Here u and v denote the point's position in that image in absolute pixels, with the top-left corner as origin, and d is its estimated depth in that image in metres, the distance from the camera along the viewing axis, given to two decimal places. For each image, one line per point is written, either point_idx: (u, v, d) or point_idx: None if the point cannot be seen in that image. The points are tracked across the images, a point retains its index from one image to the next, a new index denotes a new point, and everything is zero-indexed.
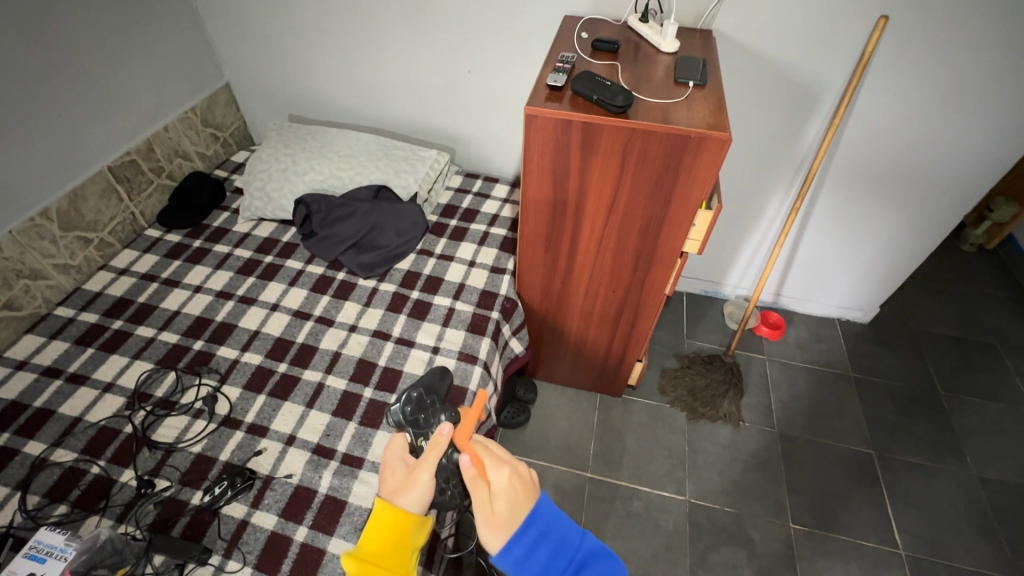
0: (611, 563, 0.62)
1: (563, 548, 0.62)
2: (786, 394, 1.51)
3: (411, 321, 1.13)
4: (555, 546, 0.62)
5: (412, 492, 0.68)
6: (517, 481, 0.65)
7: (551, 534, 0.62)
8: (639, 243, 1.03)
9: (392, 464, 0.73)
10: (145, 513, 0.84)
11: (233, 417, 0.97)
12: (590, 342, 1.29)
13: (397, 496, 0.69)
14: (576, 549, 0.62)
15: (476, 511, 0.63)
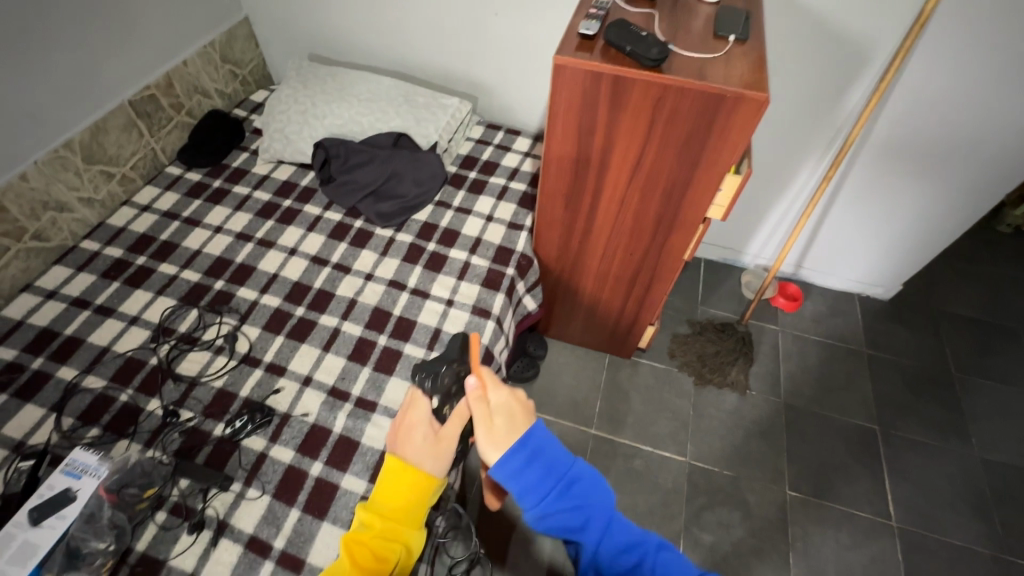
0: (599, 486, 0.64)
1: (554, 468, 0.63)
2: (795, 366, 1.50)
3: (427, 273, 1.14)
4: (546, 467, 0.62)
5: (440, 458, 0.74)
6: (513, 405, 0.68)
7: (544, 454, 0.63)
8: (661, 207, 1.00)
9: (416, 426, 0.75)
10: (170, 440, 0.89)
11: (252, 356, 1.00)
12: (603, 303, 1.29)
13: (424, 461, 0.73)
14: (566, 471, 0.63)
15: (476, 423, 0.66)
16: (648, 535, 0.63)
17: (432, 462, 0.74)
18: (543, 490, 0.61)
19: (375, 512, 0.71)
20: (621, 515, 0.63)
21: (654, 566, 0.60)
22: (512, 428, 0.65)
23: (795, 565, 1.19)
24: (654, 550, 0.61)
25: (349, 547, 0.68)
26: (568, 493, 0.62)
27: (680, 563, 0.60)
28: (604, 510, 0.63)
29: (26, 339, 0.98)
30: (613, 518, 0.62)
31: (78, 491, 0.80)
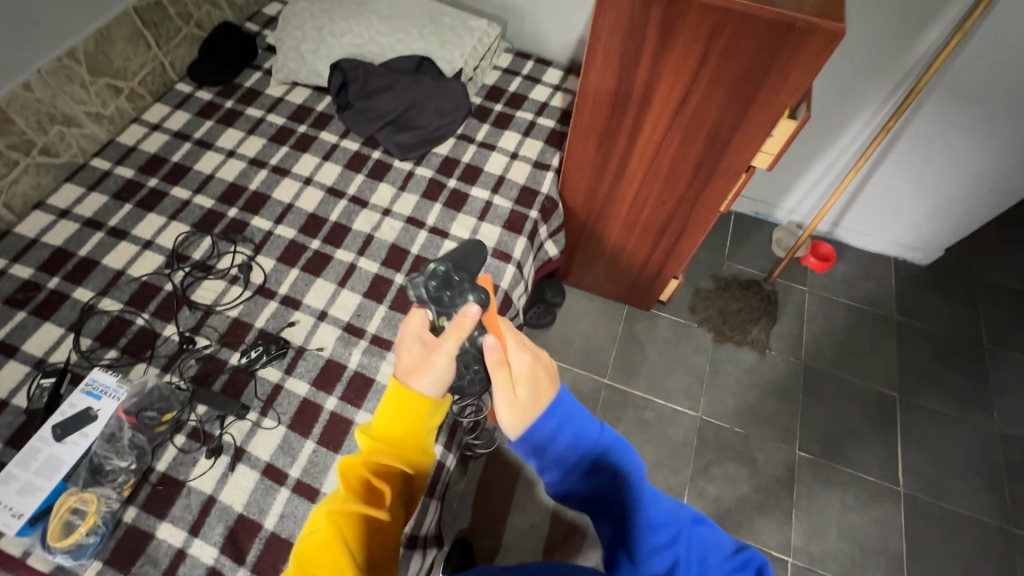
0: (630, 458, 0.62)
1: (584, 438, 0.60)
2: (820, 328, 1.46)
3: (447, 211, 1.09)
4: (575, 438, 0.60)
5: (426, 375, 0.65)
6: (539, 370, 0.61)
7: (572, 425, 0.60)
8: (703, 151, 0.92)
9: (408, 341, 0.70)
10: (187, 366, 0.89)
11: (267, 287, 0.98)
12: (627, 253, 1.24)
13: (412, 379, 0.66)
14: (597, 442, 0.61)
15: (496, 389, 0.59)
16: (682, 510, 0.62)
17: (417, 378, 0.65)
18: (573, 460, 0.60)
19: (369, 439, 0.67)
20: (654, 487, 0.62)
21: (689, 543, 0.59)
22: (538, 397, 0.59)
23: (797, 522, 1.21)
24: (689, 524, 0.60)
25: (345, 474, 0.65)
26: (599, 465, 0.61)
27: (712, 538, 0.60)
28: (636, 483, 0.61)
29: (41, 258, 0.97)
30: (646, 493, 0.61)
31: (98, 411, 0.81)
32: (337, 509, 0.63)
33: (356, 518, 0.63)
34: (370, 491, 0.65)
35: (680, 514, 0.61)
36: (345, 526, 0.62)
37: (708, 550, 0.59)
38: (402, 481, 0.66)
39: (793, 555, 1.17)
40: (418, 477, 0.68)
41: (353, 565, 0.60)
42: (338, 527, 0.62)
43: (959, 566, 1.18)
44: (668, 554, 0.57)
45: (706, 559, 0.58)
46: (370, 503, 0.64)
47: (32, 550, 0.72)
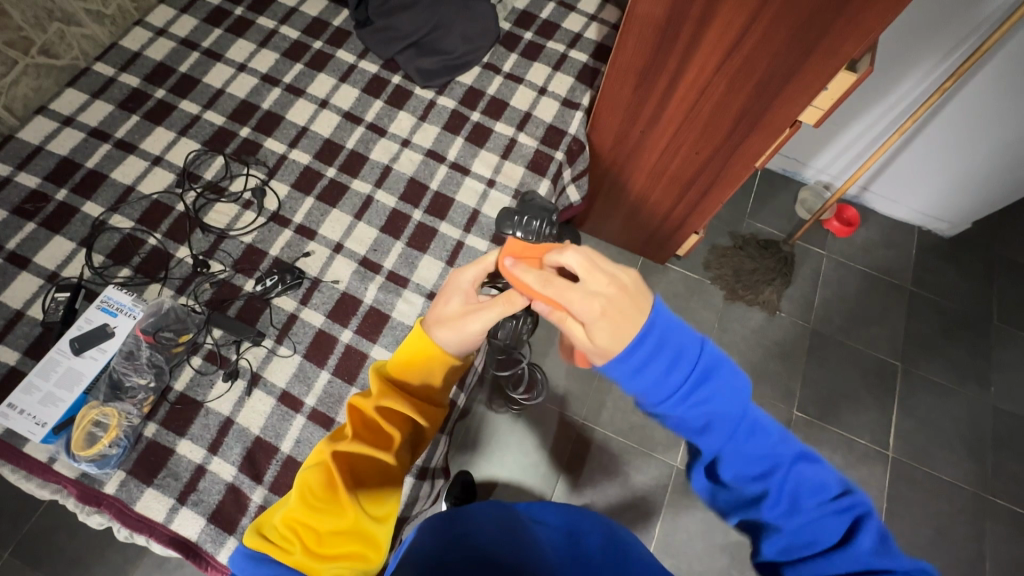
0: (733, 380, 0.54)
1: (683, 356, 0.53)
2: (832, 294, 1.45)
3: (469, 146, 1.04)
4: (672, 356, 0.53)
5: (453, 335, 0.64)
6: (611, 311, 0.52)
7: (668, 343, 0.53)
8: (748, 102, 0.87)
9: (459, 286, 0.65)
10: (202, 290, 0.88)
11: (281, 215, 0.95)
12: (650, 204, 1.20)
13: (438, 331, 0.65)
14: (699, 362, 0.53)
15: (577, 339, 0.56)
16: (784, 442, 0.54)
17: (445, 340, 0.64)
18: (670, 385, 0.53)
19: (379, 382, 0.68)
20: (755, 414, 0.54)
21: (786, 477, 0.53)
22: (612, 342, 0.52)
23: None
24: (789, 461, 0.53)
25: (351, 412, 0.67)
26: (698, 388, 0.53)
27: (814, 474, 0.53)
28: (736, 411, 0.53)
29: (47, 168, 0.93)
30: (746, 416, 0.54)
31: (116, 328, 0.81)
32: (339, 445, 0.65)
33: (359, 457, 0.65)
34: (375, 433, 0.67)
35: (781, 449, 0.54)
36: (347, 462, 0.64)
37: (805, 487, 0.52)
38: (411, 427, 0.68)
39: None
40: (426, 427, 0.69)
41: (353, 499, 0.62)
42: (340, 461, 0.64)
43: (932, 526, 1.24)
44: (755, 485, 0.53)
45: (800, 498, 0.52)
46: (373, 443, 0.65)
47: (57, 456, 0.75)
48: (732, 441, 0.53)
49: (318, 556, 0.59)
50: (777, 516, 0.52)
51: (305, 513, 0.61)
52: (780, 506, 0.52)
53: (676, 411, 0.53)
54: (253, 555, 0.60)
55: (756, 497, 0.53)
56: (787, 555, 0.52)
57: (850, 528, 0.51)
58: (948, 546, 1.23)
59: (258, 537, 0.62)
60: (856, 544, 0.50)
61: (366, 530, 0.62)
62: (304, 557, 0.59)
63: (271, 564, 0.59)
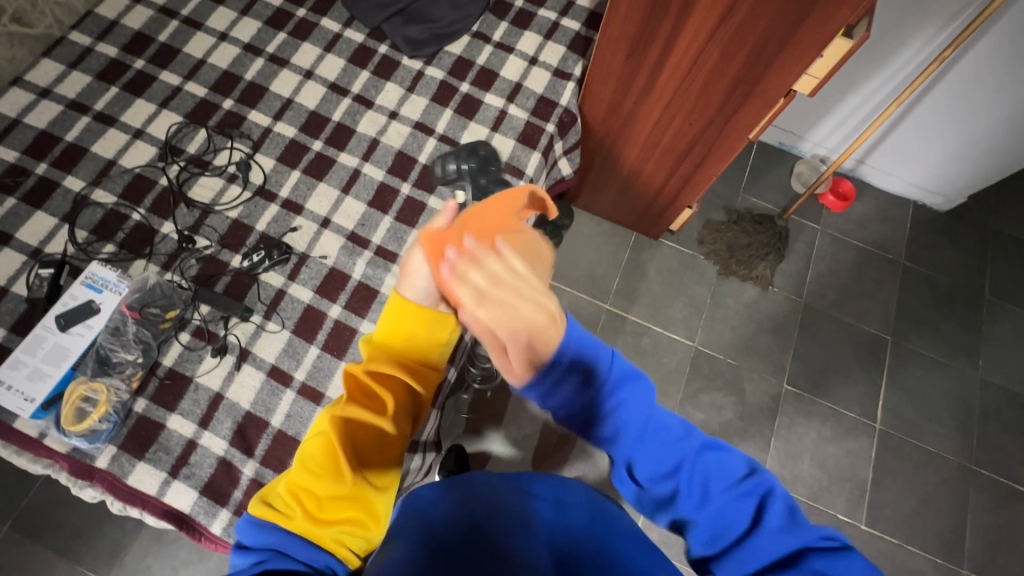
0: (641, 389, 0.59)
1: (595, 373, 0.57)
2: (825, 268, 1.44)
3: (458, 118, 1.02)
4: (584, 374, 0.56)
5: (406, 280, 0.68)
6: (535, 341, 0.55)
7: (583, 360, 0.56)
8: (742, 69, 0.84)
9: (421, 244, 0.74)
10: (188, 265, 0.87)
11: (268, 189, 0.94)
12: (643, 176, 1.18)
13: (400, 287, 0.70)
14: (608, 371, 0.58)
15: (494, 357, 0.57)
16: (689, 437, 0.57)
17: (414, 296, 0.68)
18: (584, 398, 0.57)
19: (371, 347, 0.68)
20: (660, 415, 0.58)
21: (693, 471, 0.55)
22: (530, 365, 0.55)
23: (774, 448, 1.28)
24: (695, 454, 0.55)
25: (347, 380, 0.67)
26: (608, 397, 0.58)
27: (723, 463, 0.55)
28: (642, 416, 0.57)
29: (26, 141, 0.91)
30: (653, 416, 0.58)
31: (101, 305, 0.81)
32: (335, 413, 0.65)
33: (356, 423, 0.65)
34: (371, 399, 0.67)
35: (686, 444, 0.56)
36: (346, 431, 0.64)
37: (714, 477, 0.54)
38: (405, 395, 0.67)
39: None
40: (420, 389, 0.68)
41: (352, 466, 0.63)
42: (339, 430, 0.64)
43: (916, 496, 1.27)
44: (667, 483, 0.55)
45: (709, 486, 0.54)
46: (370, 409, 0.66)
47: (48, 432, 0.75)
48: (642, 444, 0.56)
49: (319, 521, 0.60)
50: (692, 507, 0.54)
51: (307, 479, 0.62)
52: (692, 497, 0.54)
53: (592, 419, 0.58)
54: (257, 521, 0.60)
55: (671, 495, 0.55)
56: (711, 546, 0.53)
57: (758, 509, 0.53)
58: (930, 515, 1.26)
59: (260, 505, 0.62)
60: (765, 523, 0.52)
61: (366, 496, 0.63)
62: (303, 522, 0.59)
63: (275, 530, 0.58)
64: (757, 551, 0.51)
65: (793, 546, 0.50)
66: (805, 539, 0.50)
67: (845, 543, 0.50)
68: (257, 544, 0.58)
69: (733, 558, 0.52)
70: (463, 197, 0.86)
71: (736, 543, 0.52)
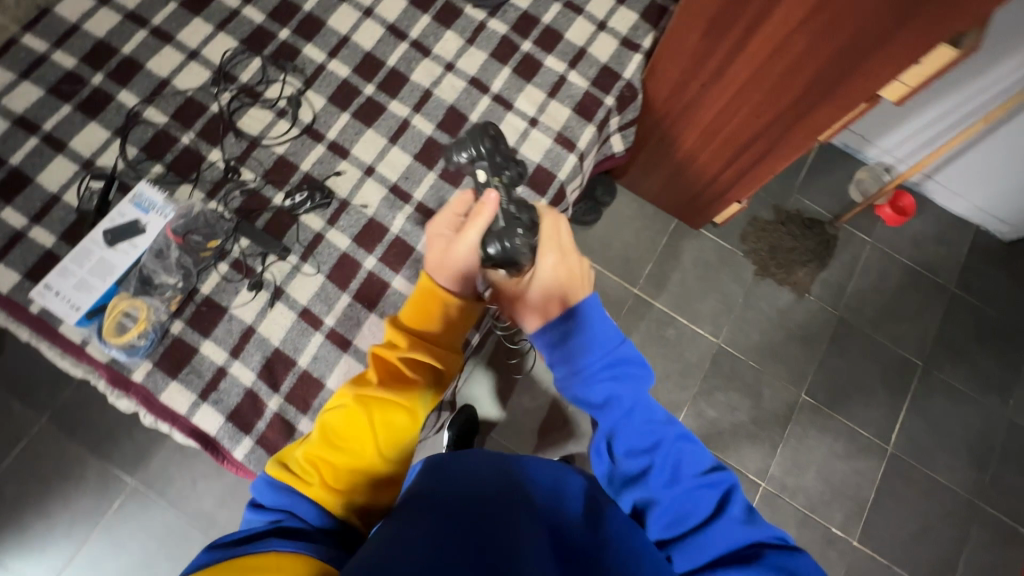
0: (639, 375, 0.69)
1: (596, 348, 0.68)
2: (868, 284, 1.39)
3: (516, 79, 0.98)
4: (588, 342, 0.68)
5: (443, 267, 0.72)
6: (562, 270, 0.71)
7: (590, 332, 0.68)
8: (821, 72, 0.80)
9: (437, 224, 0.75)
10: (232, 196, 0.88)
11: (316, 129, 0.93)
12: (697, 164, 1.14)
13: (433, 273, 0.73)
14: (609, 351, 0.68)
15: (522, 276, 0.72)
16: (669, 424, 0.67)
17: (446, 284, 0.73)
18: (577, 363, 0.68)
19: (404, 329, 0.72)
20: (649, 400, 0.68)
21: (668, 453, 0.65)
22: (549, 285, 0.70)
23: (781, 455, 1.28)
24: (673, 438, 0.65)
25: (373, 360, 0.71)
26: (610, 371, 0.67)
27: (695, 455, 0.65)
28: (634, 396, 0.67)
29: (84, 50, 0.90)
30: (642, 402, 0.67)
31: (147, 225, 0.82)
32: (362, 391, 0.68)
33: (386, 403, 0.67)
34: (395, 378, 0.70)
35: (665, 428, 0.66)
36: (369, 406, 0.67)
37: (686, 464, 0.64)
38: (429, 375, 0.71)
39: (767, 482, 1.25)
40: (442, 373, 0.73)
41: (375, 440, 0.65)
42: (364, 403, 0.67)
43: (916, 523, 1.26)
44: (643, 457, 0.65)
45: (681, 470, 0.64)
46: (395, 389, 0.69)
47: (90, 340, 0.78)
48: (626, 421, 0.66)
49: (337, 490, 0.62)
50: (661, 484, 0.63)
51: (325, 448, 0.63)
52: (663, 476, 0.63)
53: (590, 381, 0.67)
54: (274, 483, 0.62)
55: (644, 469, 0.64)
56: (673, 526, 0.62)
57: (722, 501, 0.62)
58: (926, 543, 1.26)
59: (278, 466, 0.64)
60: (727, 512, 0.61)
61: (384, 471, 0.65)
62: (321, 490, 0.61)
63: (289, 493, 0.61)
64: (718, 536, 0.60)
65: (751, 537, 0.59)
66: (761, 534, 0.60)
67: (793, 544, 0.60)
68: (273, 505, 0.61)
69: (692, 540, 0.60)
70: (483, 175, 0.77)
71: (699, 526, 0.61)
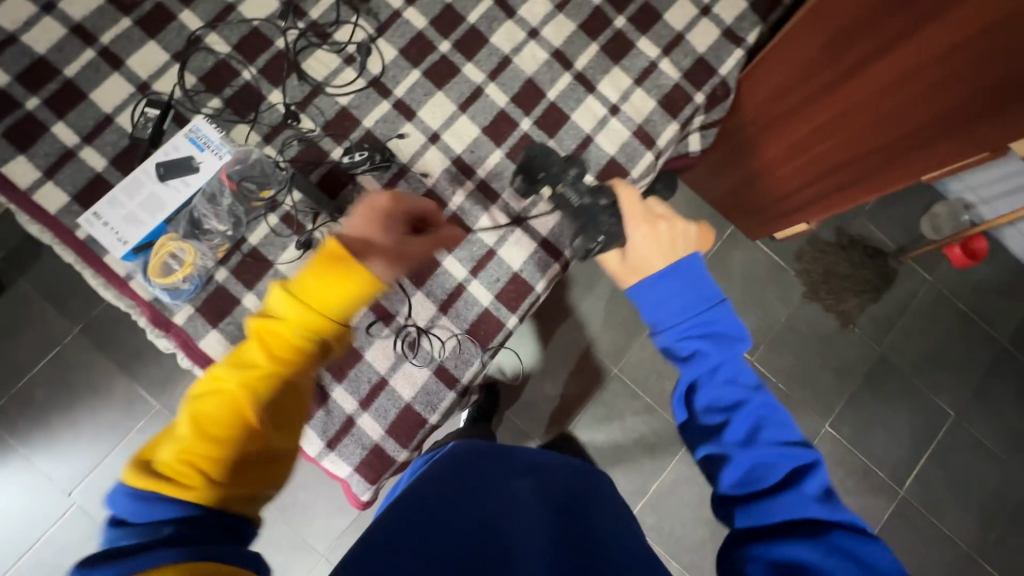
0: (734, 333, 0.65)
1: (691, 301, 0.66)
2: (917, 325, 1.33)
3: (602, 59, 0.90)
4: (684, 303, 0.65)
5: (365, 241, 0.62)
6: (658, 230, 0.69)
7: (687, 282, 0.66)
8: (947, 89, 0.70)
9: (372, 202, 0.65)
10: (288, 145, 0.83)
11: (383, 83, 0.86)
12: (771, 177, 1.06)
13: (345, 242, 0.59)
14: (699, 308, 0.65)
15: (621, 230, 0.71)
16: (759, 391, 0.62)
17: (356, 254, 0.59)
18: (669, 319, 0.66)
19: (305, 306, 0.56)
20: (741, 363, 0.64)
21: (751, 413, 0.60)
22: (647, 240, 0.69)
23: None
24: (759, 404, 0.61)
25: (260, 335, 0.56)
26: (699, 325, 0.65)
27: (780, 423, 0.60)
28: (721, 355, 0.63)
29: None
30: (733, 361, 0.63)
31: (201, 164, 0.78)
32: (246, 377, 0.54)
33: (276, 389, 0.55)
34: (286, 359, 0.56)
35: (754, 394, 0.62)
36: (257, 395, 0.54)
37: (767, 428, 0.60)
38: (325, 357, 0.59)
39: None
40: (336, 347, 0.60)
41: (267, 437, 0.54)
42: (248, 394, 0.53)
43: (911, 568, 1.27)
44: (722, 415, 0.61)
45: (760, 433, 0.59)
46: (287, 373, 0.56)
47: (134, 275, 0.77)
48: (711, 376, 0.63)
49: (229, 492, 0.51)
50: (736, 445, 0.59)
51: (200, 442, 0.51)
52: (740, 435, 0.59)
53: (675, 333, 0.65)
54: (136, 493, 0.48)
55: (721, 425, 0.61)
56: (740, 486, 0.57)
57: (800, 474, 0.57)
58: None
59: (146, 479, 0.49)
60: (801, 487, 0.55)
61: (284, 465, 0.55)
62: (213, 491, 0.50)
63: (159, 501, 0.48)
64: (781, 509, 0.54)
65: (822, 516, 0.53)
66: (836, 516, 0.53)
67: (872, 532, 0.52)
68: (139, 519, 0.47)
69: (757, 507, 0.55)
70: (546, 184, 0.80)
71: (768, 495, 0.56)
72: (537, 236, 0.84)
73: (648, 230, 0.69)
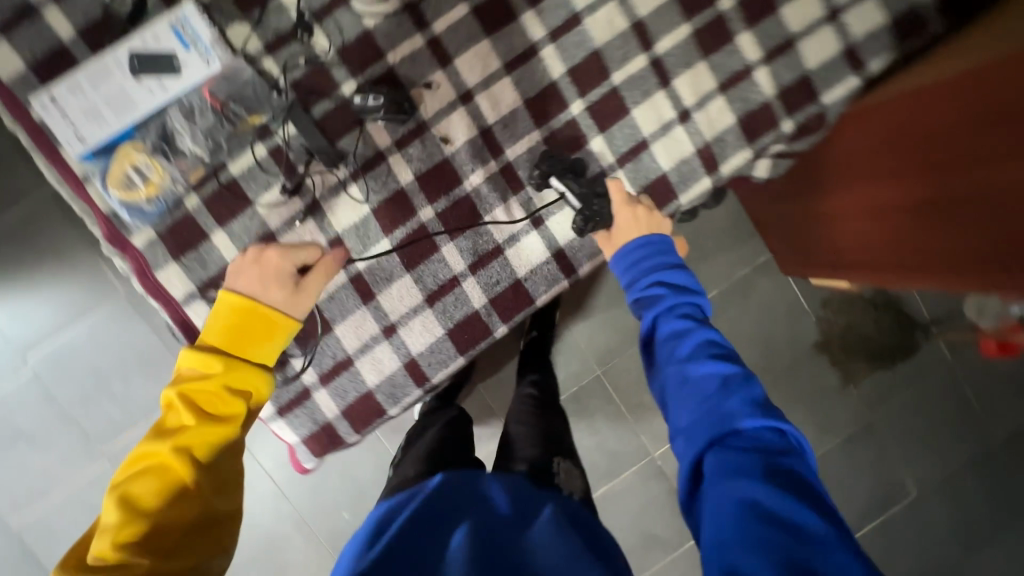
0: (687, 283, 0.68)
1: (657, 257, 0.69)
2: (920, 407, 1.26)
3: (691, 48, 0.73)
4: (657, 262, 0.69)
5: (262, 281, 0.67)
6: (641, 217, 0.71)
7: (657, 241, 0.70)
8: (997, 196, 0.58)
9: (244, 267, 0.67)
10: (294, 64, 0.69)
11: (422, 12, 0.70)
12: (801, 224, 0.95)
13: (238, 292, 0.66)
14: (661, 256, 0.69)
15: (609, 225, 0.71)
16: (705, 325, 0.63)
17: (250, 293, 0.67)
18: (639, 268, 0.69)
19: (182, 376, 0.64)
20: (693, 303, 0.66)
21: (698, 337, 0.61)
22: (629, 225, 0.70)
23: None
24: (706, 333, 0.62)
25: (167, 406, 0.64)
26: (660, 274, 0.68)
27: (722, 345, 0.61)
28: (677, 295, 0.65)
29: None
30: (682, 304, 0.65)
31: (183, 66, 0.65)
32: (172, 441, 0.61)
33: (199, 433, 0.62)
34: (206, 407, 0.63)
35: (698, 324, 0.63)
36: (177, 446, 0.61)
37: (704, 346, 0.60)
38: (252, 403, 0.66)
39: None
40: (254, 398, 0.66)
41: (199, 483, 0.61)
42: (170, 450, 0.61)
43: None
44: (672, 341, 0.62)
45: (696, 351, 0.60)
46: (208, 421, 0.62)
47: (92, 178, 0.67)
48: (667, 314, 0.64)
49: (166, 550, 0.58)
50: (678, 369, 0.60)
51: (138, 513, 0.58)
52: (685, 359, 0.60)
53: (640, 286, 0.68)
54: None
55: (670, 353, 0.61)
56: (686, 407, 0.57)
57: (734, 382, 0.56)
58: None
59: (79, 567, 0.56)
60: (728, 392, 0.55)
61: (214, 510, 0.61)
62: (156, 560, 0.57)
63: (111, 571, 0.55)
64: (722, 412, 0.54)
65: (751, 425, 0.53)
66: (759, 422, 0.53)
67: (792, 441, 0.53)
68: None
69: (701, 421, 0.55)
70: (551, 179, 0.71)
71: (704, 405, 0.56)
72: (553, 245, 0.74)
73: (630, 215, 0.71)
